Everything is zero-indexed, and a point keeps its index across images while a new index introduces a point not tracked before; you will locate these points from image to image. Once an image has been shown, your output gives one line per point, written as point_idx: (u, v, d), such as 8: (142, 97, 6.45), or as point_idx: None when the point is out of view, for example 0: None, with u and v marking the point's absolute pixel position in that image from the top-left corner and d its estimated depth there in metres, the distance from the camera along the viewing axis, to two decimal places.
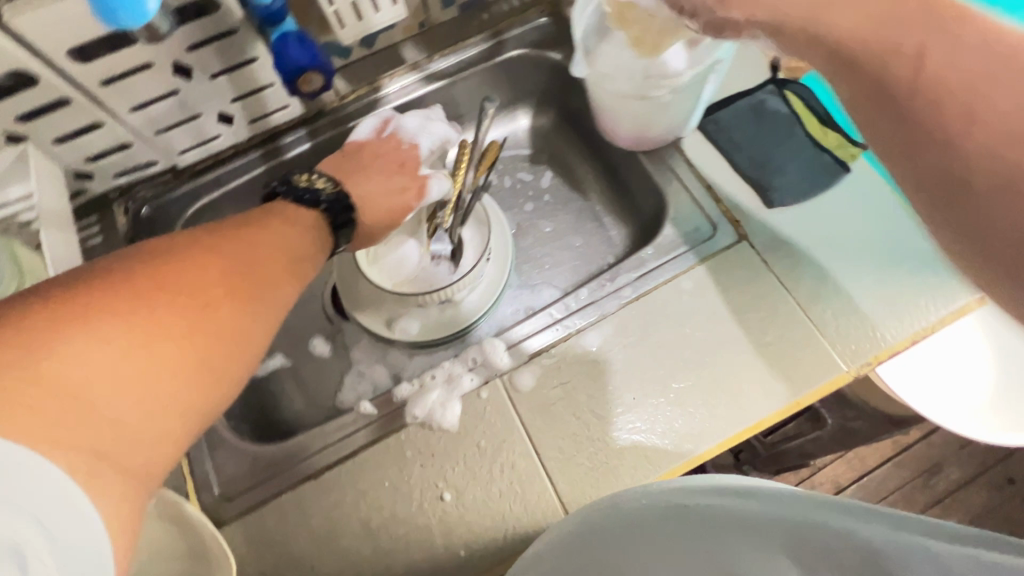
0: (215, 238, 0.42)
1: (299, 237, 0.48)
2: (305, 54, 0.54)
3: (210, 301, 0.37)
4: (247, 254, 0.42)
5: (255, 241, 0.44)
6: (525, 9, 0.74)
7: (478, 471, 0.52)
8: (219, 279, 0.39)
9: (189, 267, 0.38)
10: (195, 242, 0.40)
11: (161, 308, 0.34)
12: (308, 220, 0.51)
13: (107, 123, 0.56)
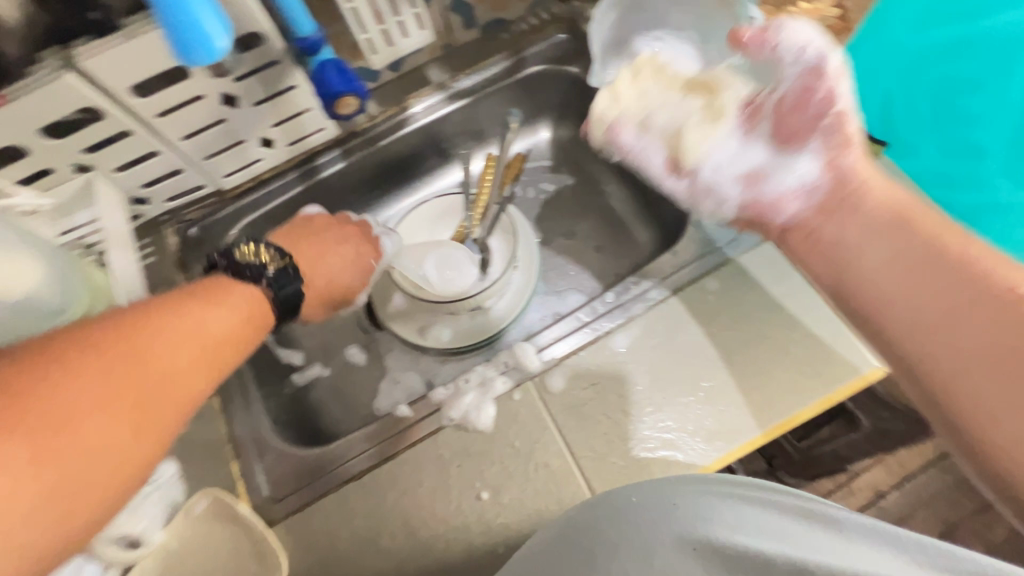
0: (117, 333, 0.41)
1: (220, 329, 0.47)
2: (341, 81, 0.58)
3: (89, 411, 0.37)
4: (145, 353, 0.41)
5: (171, 335, 0.43)
6: (543, 27, 0.77)
7: (514, 470, 0.54)
8: (116, 384, 0.39)
9: (77, 373, 0.37)
10: (100, 336, 0.40)
11: (40, 420, 0.35)
12: (241, 303, 0.50)
13: (162, 151, 0.61)
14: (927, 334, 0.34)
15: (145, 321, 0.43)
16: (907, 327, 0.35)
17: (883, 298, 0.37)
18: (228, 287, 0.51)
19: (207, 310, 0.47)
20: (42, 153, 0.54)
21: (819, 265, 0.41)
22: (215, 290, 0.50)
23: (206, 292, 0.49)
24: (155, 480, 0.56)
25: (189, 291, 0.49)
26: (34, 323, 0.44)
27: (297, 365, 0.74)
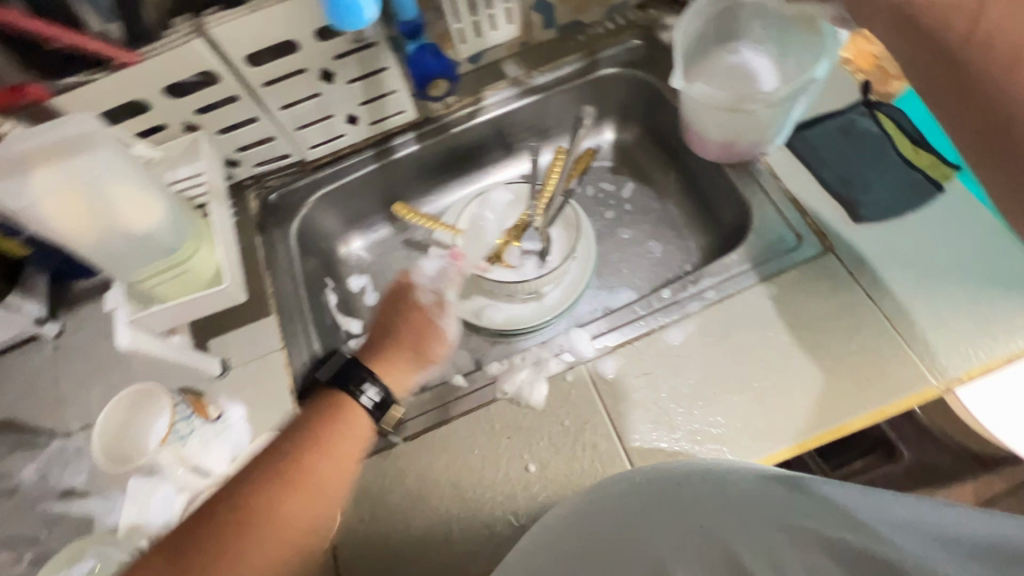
0: (254, 490, 0.49)
1: (332, 471, 0.52)
2: (436, 63, 0.62)
3: (264, 546, 0.48)
4: (268, 508, 0.49)
5: (307, 482, 0.50)
6: (618, 33, 0.79)
7: (562, 446, 0.56)
8: (282, 529, 0.49)
9: (235, 528, 0.48)
10: (266, 487, 0.50)
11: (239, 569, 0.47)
12: (351, 433, 0.54)
13: (261, 118, 0.66)
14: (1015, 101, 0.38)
15: (274, 475, 0.50)
16: (1007, 74, 0.39)
17: (993, 43, 0.39)
18: (340, 412, 0.55)
19: (323, 453, 0.52)
20: (160, 109, 0.59)
21: (976, 122, 0.41)
22: (332, 418, 0.55)
23: (325, 421, 0.54)
24: (226, 421, 0.61)
25: (322, 414, 0.55)
26: (148, 256, 0.49)
27: (354, 333, 0.78)
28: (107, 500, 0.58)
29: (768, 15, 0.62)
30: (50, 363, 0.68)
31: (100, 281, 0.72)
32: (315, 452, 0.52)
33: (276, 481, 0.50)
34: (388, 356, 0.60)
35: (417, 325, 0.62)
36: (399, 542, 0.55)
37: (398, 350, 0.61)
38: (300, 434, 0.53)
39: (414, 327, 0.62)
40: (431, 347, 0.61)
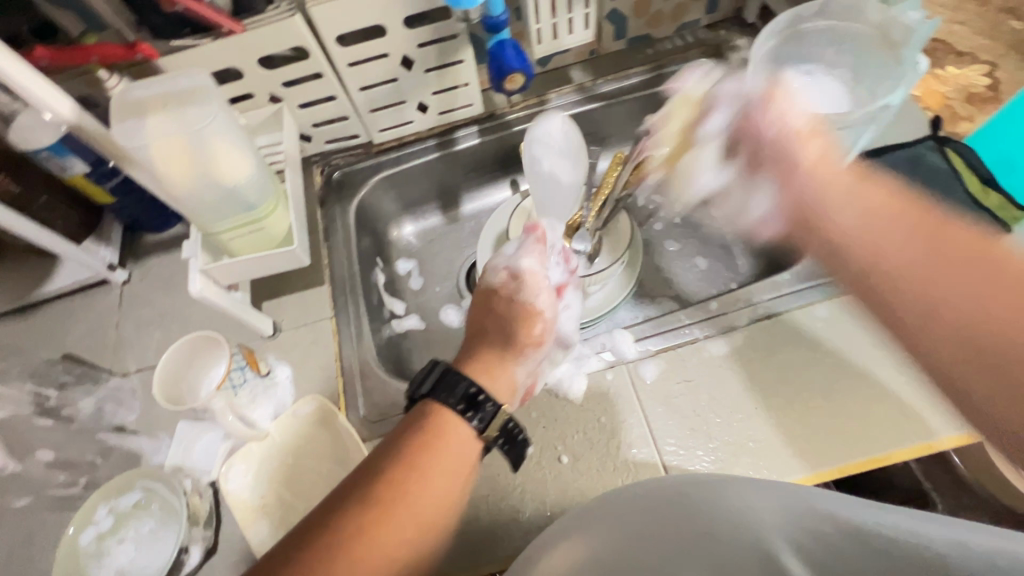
0: (356, 515, 0.43)
1: (446, 476, 0.46)
2: (517, 59, 0.64)
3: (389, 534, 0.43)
4: (365, 539, 0.42)
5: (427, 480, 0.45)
6: (687, 50, 0.81)
7: (596, 442, 0.57)
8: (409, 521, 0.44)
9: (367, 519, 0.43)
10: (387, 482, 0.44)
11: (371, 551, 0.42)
12: (452, 456, 0.46)
13: (339, 97, 0.69)
14: (956, 296, 0.49)
15: (372, 503, 0.43)
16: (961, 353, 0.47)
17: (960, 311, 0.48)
18: (442, 428, 0.47)
19: (422, 478, 0.45)
20: (252, 78, 0.63)
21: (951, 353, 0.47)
22: (432, 437, 0.47)
23: (424, 438, 0.46)
24: (273, 378, 0.63)
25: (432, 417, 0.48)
26: (229, 210, 0.52)
27: (397, 314, 0.79)
28: (156, 439, 0.61)
29: (843, 40, 0.64)
30: (115, 307, 0.71)
31: (168, 235, 0.75)
32: (417, 477, 0.45)
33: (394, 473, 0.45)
34: (482, 358, 0.53)
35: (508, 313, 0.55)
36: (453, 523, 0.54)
37: (486, 344, 0.54)
38: (399, 453, 0.46)
39: (497, 316, 0.55)
40: (524, 334, 0.54)
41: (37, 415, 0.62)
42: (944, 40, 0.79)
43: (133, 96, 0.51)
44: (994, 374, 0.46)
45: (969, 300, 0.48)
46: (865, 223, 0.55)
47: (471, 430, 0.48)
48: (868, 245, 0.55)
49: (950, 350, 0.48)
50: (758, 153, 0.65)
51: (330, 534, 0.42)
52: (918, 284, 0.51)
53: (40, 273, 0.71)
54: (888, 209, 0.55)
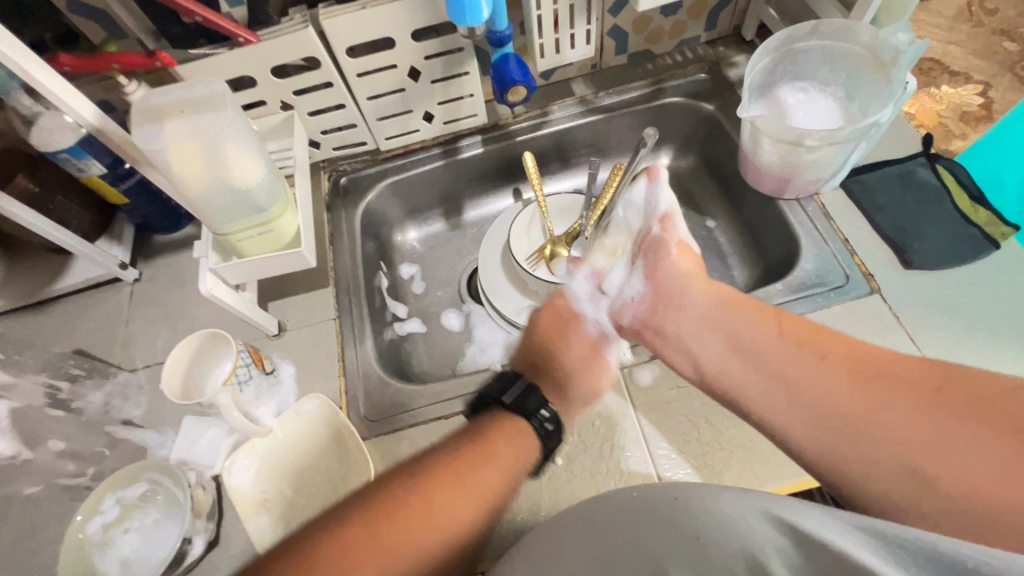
0: (439, 474, 0.51)
1: (512, 464, 0.53)
2: (519, 73, 0.66)
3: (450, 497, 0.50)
4: (436, 502, 0.49)
5: (491, 468, 0.52)
6: (686, 65, 0.83)
7: (590, 444, 0.58)
8: (462, 494, 0.50)
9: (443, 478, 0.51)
10: (465, 455, 0.53)
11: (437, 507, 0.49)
12: (517, 454, 0.54)
13: (348, 106, 0.72)
14: (810, 385, 0.51)
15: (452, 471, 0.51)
16: (858, 421, 0.47)
17: (851, 393, 0.48)
18: (517, 431, 0.56)
19: (494, 466, 0.52)
20: (264, 86, 0.66)
21: (854, 430, 0.46)
22: (509, 436, 0.55)
23: (502, 433, 0.55)
24: (277, 377, 0.65)
25: (505, 420, 0.57)
26: (239, 212, 0.54)
27: (399, 317, 0.81)
28: (163, 433, 0.63)
29: (837, 59, 0.66)
30: (125, 305, 0.73)
31: (179, 236, 0.77)
32: (489, 462, 0.52)
33: (466, 454, 0.53)
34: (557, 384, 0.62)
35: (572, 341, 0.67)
36: None
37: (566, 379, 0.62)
38: (479, 439, 0.54)
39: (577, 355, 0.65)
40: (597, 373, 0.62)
41: (48, 407, 0.60)
42: (938, 60, 0.81)
43: (153, 101, 0.53)
44: (842, 451, 0.46)
45: (827, 386, 0.50)
46: (721, 315, 0.61)
47: (539, 439, 0.56)
48: (722, 340, 0.60)
49: (806, 427, 0.49)
50: (648, 269, 0.70)
51: (408, 488, 0.50)
52: (782, 390, 0.52)
53: (54, 271, 0.73)
54: (744, 309, 0.60)
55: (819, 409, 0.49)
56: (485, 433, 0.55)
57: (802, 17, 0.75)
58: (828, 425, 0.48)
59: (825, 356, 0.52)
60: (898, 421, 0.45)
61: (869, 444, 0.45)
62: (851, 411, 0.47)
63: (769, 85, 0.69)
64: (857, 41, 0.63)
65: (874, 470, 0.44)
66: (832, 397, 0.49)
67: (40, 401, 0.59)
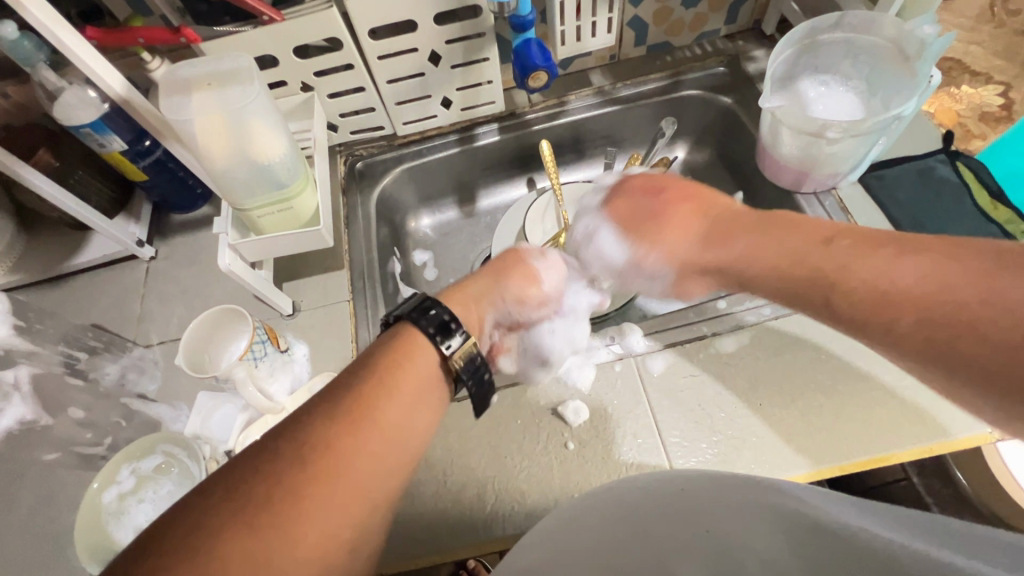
0: (335, 414, 0.39)
1: (410, 380, 0.43)
2: (541, 58, 0.67)
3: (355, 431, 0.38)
4: (339, 447, 0.37)
5: (399, 390, 0.42)
6: (705, 58, 0.83)
7: (603, 429, 0.58)
8: (373, 429, 0.39)
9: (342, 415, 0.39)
10: (360, 386, 0.41)
11: (348, 451, 0.37)
12: (426, 373, 0.44)
13: (368, 89, 0.72)
14: (879, 287, 0.40)
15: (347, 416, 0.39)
16: (942, 321, 0.36)
17: (927, 287, 0.38)
18: (409, 353, 0.45)
19: (397, 394, 0.42)
20: (287, 66, 0.66)
21: (939, 336, 0.37)
22: (404, 351, 0.45)
23: (394, 353, 0.44)
24: (291, 355, 0.65)
25: (393, 344, 0.45)
26: (262, 188, 0.55)
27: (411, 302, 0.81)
28: (177, 408, 0.63)
29: (859, 53, 0.66)
30: (141, 282, 0.73)
31: (196, 216, 0.78)
32: (389, 380, 0.42)
33: (367, 382, 0.42)
34: (471, 295, 0.53)
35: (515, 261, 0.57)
36: (468, 501, 0.56)
37: (486, 292, 0.54)
38: (378, 363, 0.43)
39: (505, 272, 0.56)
40: (524, 290, 0.56)
41: (68, 375, 0.62)
42: (959, 59, 0.80)
43: (180, 74, 0.54)
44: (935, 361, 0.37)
45: (902, 284, 0.39)
46: (757, 233, 0.51)
47: (442, 356, 0.46)
48: (776, 291, 0.49)
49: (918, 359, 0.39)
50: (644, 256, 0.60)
51: (293, 439, 0.37)
52: (877, 327, 0.40)
53: (71, 246, 0.73)
54: (787, 223, 0.50)
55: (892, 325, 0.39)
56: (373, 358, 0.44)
57: (825, 11, 0.74)
58: (909, 338, 0.38)
59: (901, 248, 0.41)
60: (993, 304, 0.34)
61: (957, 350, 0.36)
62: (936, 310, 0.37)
63: (790, 76, 0.68)
64: (882, 34, 0.63)
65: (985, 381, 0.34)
66: (908, 301, 0.39)
67: (58, 368, 0.62)
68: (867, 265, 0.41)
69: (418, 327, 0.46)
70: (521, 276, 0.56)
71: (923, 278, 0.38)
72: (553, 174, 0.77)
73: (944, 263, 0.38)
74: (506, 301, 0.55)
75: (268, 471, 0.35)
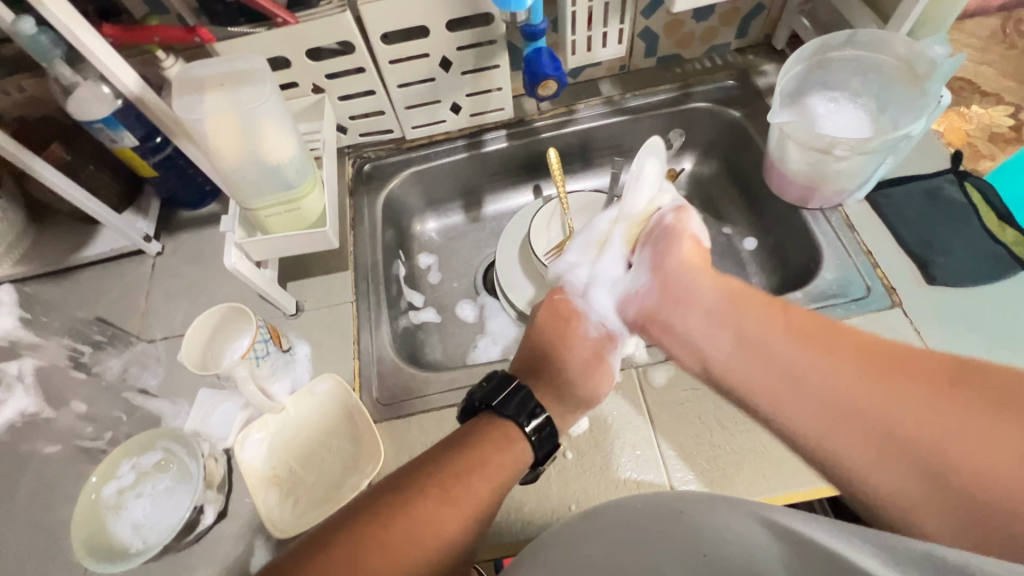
0: (432, 485, 0.45)
1: (499, 476, 0.47)
2: (551, 67, 0.67)
3: (444, 503, 0.44)
4: (424, 515, 0.43)
5: (486, 485, 0.46)
6: (715, 71, 0.83)
7: (602, 441, 0.58)
8: (457, 507, 0.44)
9: (437, 490, 0.45)
10: (460, 465, 0.47)
11: (432, 518, 0.43)
12: (510, 462, 0.48)
13: (378, 92, 0.73)
14: (819, 379, 0.43)
15: (453, 476, 0.46)
16: (865, 416, 0.39)
17: (852, 387, 0.41)
18: (507, 437, 0.50)
19: (484, 478, 0.46)
20: (299, 68, 0.67)
21: (866, 431, 0.39)
22: (499, 442, 0.49)
23: (491, 441, 0.49)
24: (292, 355, 0.66)
25: (496, 434, 0.50)
26: (269, 187, 0.55)
27: (415, 306, 0.81)
28: (177, 404, 0.64)
29: (869, 71, 0.66)
30: (145, 278, 0.73)
31: (204, 213, 0.78)
32: (480, 470, 0.47)
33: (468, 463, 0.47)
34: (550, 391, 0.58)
35: (590, 362, 0.61)
36: None
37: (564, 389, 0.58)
38: (478, 448, 0.48)
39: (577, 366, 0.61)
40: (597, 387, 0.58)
41: (72, 369, 0.65)
42: (970, 80, 0.80)
43: (194, 72, 0.54)
44: (858, 451, 0.39)
45: (841, 381, 0.42)
46: (718, 306, 0.54)
47: (531, 445, 0.50)
48: (729, 334, 0.52)
49: (818, 425, 0.42)
50: (656, 261, 0.62)
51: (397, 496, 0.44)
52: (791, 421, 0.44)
53: (79, 240, 0.74)
54: (754, 300, 0.52)
55: (817, 413, 0.42)
56: (472, 438, 0.49)
57: (835, 28, 0.74)
58: (851, 418, 0.40)
59: (833, 350, 0.44)
60: (913, 412, 0.37)
61: (879, 440, 0.38)
62: (864, 403, 0.40)
63: (800, 92, 0.69)
64: (892, 53, 0.63)
65: (901, 475, 0.36)
66: (837, 396, 0.42)
67: (63, 362, 0.65)
68: (796, 356, 0.46)
69: (512, 420, 0.50)
70: (587, 368, 0.60)
71: (857, 372, 0.42)
72: (561, 182, 0.77)
73: (871, 365, 0.41)
74: (582, 399, 0.57)
75: (372, 520, 0.42)
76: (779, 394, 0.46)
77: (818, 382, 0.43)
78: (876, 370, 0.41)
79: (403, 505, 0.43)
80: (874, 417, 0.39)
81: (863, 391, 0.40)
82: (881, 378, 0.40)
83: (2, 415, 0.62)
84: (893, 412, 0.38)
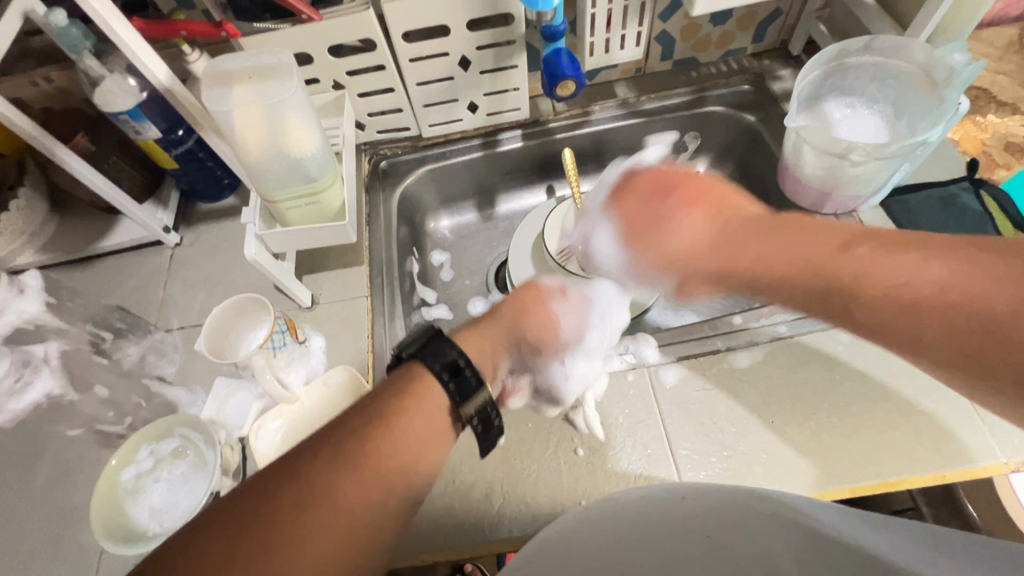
0: (329, 458, 0.38)
1: (411, 440, 0.40)
2: (571, 67, 0.68)
3: (341, 482, 0.37)
4: (313, 498, 0.36)
5: (398, 454, 0.39)
6: (730, 76, 0.83)
7: (613, 438, 0.59)
8: (360, 485, 0.37)
9: (331, 465, 0.37)
10: (364, 435, 0.39)
11: (328, 502, 0.36)
12: (424, 421, 0.42)
13: (397, 90, 0.73)
14: (875, 282, 0.40)
15: (355, 447, 0.38)
16: (930, 305, 0.37)
17: (911, 278, 0.38)
18: (412, 398, 0.42)
19: (394, 444, 0.39)
20: (320, 65, 0.68)
21: (940, 316, 0.37)
22: (412, 397, 0.42)
23: (402, 398, 0.42)
24: (307, 347, 0.66)
25: (406, 392, 0.42)
26: (292, 182, 0.57)
27: (428, 302, 0.82)
28: (194, 392, 0.65)
29: (887, 77, 0.66)
30: (164, 268, 0.74)
31: (221, 206, 0.79)
32: (389, 433, 0.40)
33: (371, 432, 0.39)
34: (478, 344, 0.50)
35: (532, 308, 0.55)
36: (473, 501, 0.56)
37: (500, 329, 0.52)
38: (388, 410, 0.41)
39: (519, 307, 0.54)
40: (535, 334, 0.53)
41: (93, 354, 0.63)
42: (987, 89, 0.80)
43: (222, 67, 0.55)
44: (924, 342, 0.38)
45: (898, 275, 0.39)
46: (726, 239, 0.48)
47: (449, 396, 0.44)
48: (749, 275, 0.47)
49: (879, 330, 0.40)
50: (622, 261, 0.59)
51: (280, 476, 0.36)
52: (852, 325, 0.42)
53: (101, 230, 0.75)
54: (770, 222, 0.47)
55: (881, 310, 0.40)
56: (382, 398, 0.42)
57: (852, 34, 0.75)
58: (909, 314, 0.38)
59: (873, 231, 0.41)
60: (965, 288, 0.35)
61: (951, 333, 0.36)
62: (929, 293, 0.37)
63: (817, 97, 0.69)
64: (909, 59, 0.63)
65: (980, 358, 0.35)
66: (896, 297, 0.39)
67: (85, 347, 0.63)
68: (844, 258, 0.42)
69: (428, 369, 0.44)
70: (533, 317, 0.54)
71: (909, 264, 0.39)
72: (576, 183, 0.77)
73: (927, 248, 0.38)
74: (517, 343, 0.52)
75: (250, 505, 0.35)
76: (830, 303, 0.43)
77: (877, 283, 0.40)
78: (934, 251, 0.38)
79: (287, 490, 0.36)
80: (946, 299, 0.36)
81: (922, 278, 0.38)
82: (937, 268, 0.37)
83: (28, 397, 0.59)
84: (961, 293, 0.36)
